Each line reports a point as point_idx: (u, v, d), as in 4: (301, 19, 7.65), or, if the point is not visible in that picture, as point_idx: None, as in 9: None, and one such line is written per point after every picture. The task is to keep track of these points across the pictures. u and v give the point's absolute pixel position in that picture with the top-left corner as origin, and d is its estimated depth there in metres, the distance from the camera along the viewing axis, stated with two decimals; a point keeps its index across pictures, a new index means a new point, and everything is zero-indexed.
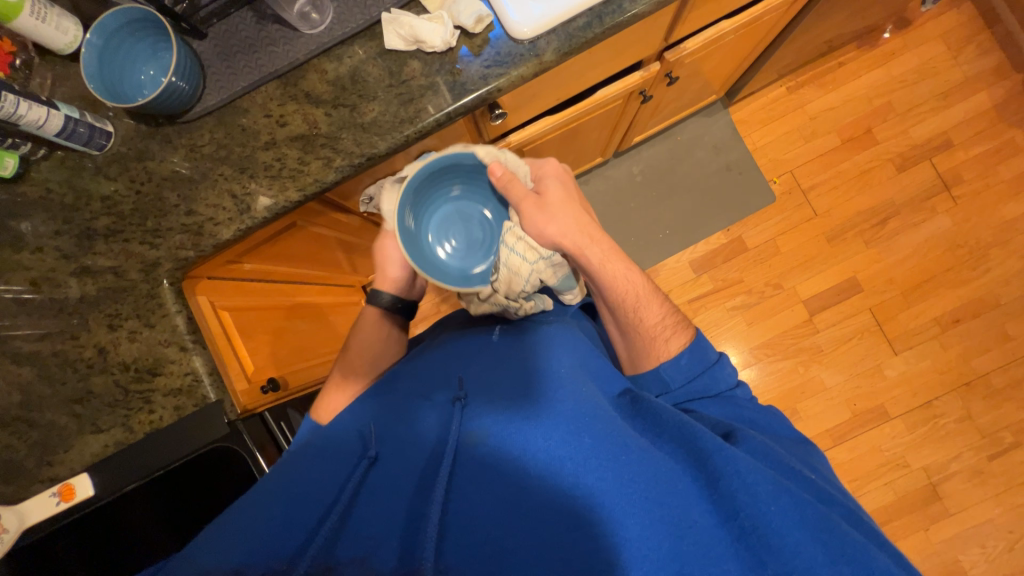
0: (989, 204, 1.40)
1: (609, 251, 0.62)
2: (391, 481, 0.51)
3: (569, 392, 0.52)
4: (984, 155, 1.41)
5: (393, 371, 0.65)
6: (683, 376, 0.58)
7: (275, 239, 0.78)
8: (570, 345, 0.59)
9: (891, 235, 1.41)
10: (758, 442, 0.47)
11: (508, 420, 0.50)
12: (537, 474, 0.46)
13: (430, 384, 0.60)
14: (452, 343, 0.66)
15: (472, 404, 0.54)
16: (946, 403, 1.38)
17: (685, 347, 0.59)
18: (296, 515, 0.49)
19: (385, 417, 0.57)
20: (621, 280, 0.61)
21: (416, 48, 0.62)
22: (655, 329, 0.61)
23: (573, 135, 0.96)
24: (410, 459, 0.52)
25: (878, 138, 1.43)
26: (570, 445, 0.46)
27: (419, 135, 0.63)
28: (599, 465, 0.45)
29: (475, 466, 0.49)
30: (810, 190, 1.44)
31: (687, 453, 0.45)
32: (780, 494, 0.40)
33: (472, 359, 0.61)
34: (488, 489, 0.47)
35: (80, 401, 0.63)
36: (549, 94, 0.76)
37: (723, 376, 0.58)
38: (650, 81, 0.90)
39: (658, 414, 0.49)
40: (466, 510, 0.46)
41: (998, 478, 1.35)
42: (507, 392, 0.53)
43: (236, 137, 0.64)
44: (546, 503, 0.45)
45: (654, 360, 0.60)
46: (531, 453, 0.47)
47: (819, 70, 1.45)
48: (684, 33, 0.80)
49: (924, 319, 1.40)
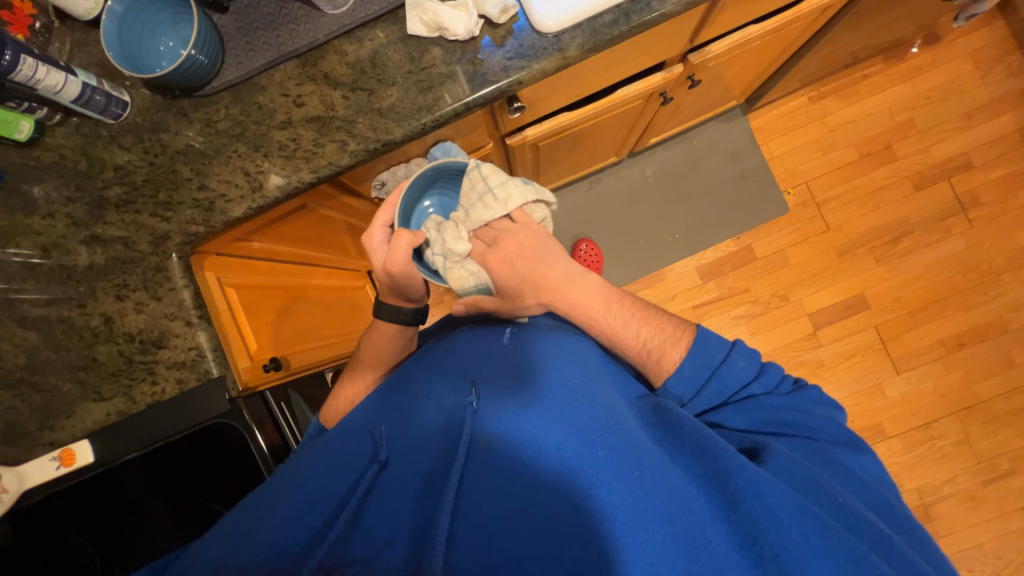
0: (1006, 229, 1.38)
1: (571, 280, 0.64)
2: (400, 482, 0.51)
3: (582, 403, 0.52)
4: (1004, 178, 1.39)
5: (403, 371, 0.65)
6: (690, 387, 0.57)
7: (285, 220, 0.78)
8: (581, 354, 0.59)
9: (902, 254, 1.40)
10: (785, 459, 0.46)
11: (519, 425, 0.50)
12: (548, 482, 0.47)
13: (441, 384, 0.59)
14: (464, 342, 0.65)
15: (484, 406, 0.53)
16: (946, 425, 1.37)
17: (685, 355, 0.58)
18: (307, 511, 0.50)
19: (394, 418, 0.58)
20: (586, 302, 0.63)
21: (438, 35, 0.61)
22: (649, 343, 0.60)
23: (589, 132, 0.95)
24: (420, 459, 0.53)
25: (898, 154, 1.41)
26: (583, 456, 0.47)
27: (436, 124, 0.62)
28: (613, 478, 0.45)
29: (485, 470, 0.49)
30: (824, 203, 1.42)
31: (705, 470, 0.45)
32: (802, 518, 0.41)
33: (484, 359, 0.61)
34: (497, 494, 0.48)
35: (85, 368, 0.64)
36: (568, 91, 0.75)
37: (735, 374, 0.57)
38: (672, 83, 0.88)
39: (672, 431, 0.49)
40: (475, 515, 0.47)
41: (991, 503, 1.35)
42: (519, 395, 0.53)
43: (252, 114, 0.64)
44: (555, 514, 0.45)
45: (659, 376, 0.59)
46: (542, 460, 0.48)
47: (842, 82, 1.43)
48: (710, 35, 0.79)
49: (929, 340, 1.39)
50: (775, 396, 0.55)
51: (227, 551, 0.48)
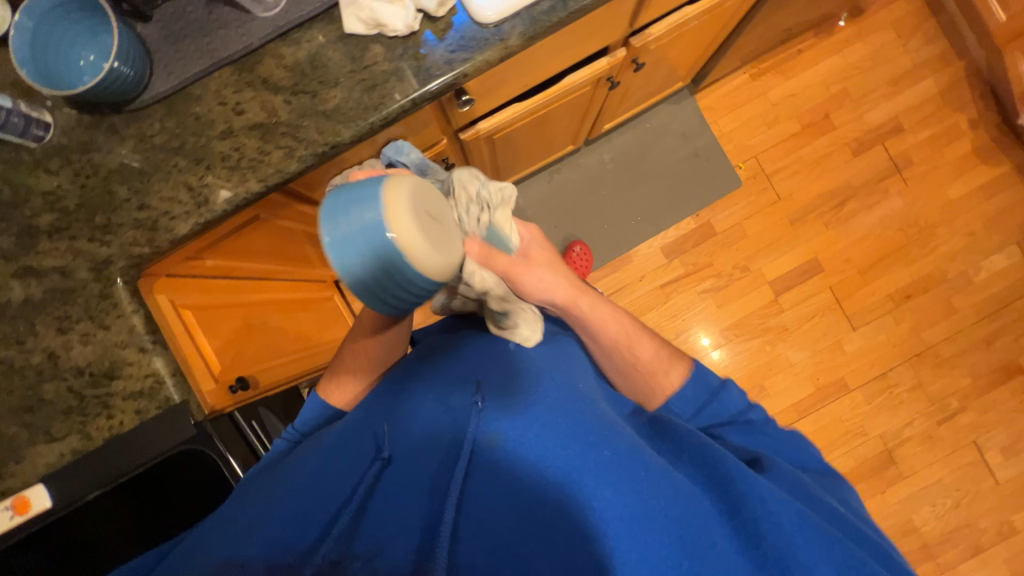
0: (937, 185, 1.47)
1: (595, 298, 0.65)
2: (402, 483, 0.52)
3: (588, 408, 0.54)
4: (931, 138, 1.48)
5: (407, 368, 0.63)
6: (692, 406, 0.62)
7: (238, 234, 0.76)
8: (572, 356, 0.63)
9: (848, 216, 1.48)
10: (785, 472, 0.50)
11: (523, 426, 0.51)
12: (553, 481, 0.48)
13: (445, 383, 0.59)
14: (463, 343, 0.65)
15: (489, 409, 0.53)
16: (900, 373, 1.47)
17: (686, 379, 0.63)
18: (310, 512, 0.51)
19: (395, 417, 0.58)
20: (610, 321, 0.64)
21: (377, 32, 0.60)
22: (653, 363, 0.64)
23: (542, 121, 0.96)
24: (422, 461, 0.53)
25: (836, 123, 1.49)
26: (588, 458, 0.48)
27: (385, 122, 0.61)
28: (616, 482, 0.46)
29: (489, 469, 0.50)
30: (773, 174, 1.48)
31: (706, 477, 0.48)
32: (804, 527, 0.43)
33: (485, 360, 0.60)
34: (501, 492, 0.49)
35: (31, 409, 0.60)
36: (518, 79, 0.75)
37: (731, 400, 0.61)
38: (617, 67, 0.90)
39: (681, 442, 0.51)
40: (478, 513, 0.48)
41: (945, 441, 1.47)
42: (523, 399, 0.54)
43: (189, 126, 0.61)
44: (559, 513, 0.46)
45: (661, 397, 0.62)
46: (548, 460, 0.49)
47: (780, 57, 1.49)
48: (648, 18, 0.81)
49: (879, 296, 1.48)
50: (771, 426, 0.59)
51: (224, 549, 0.48)
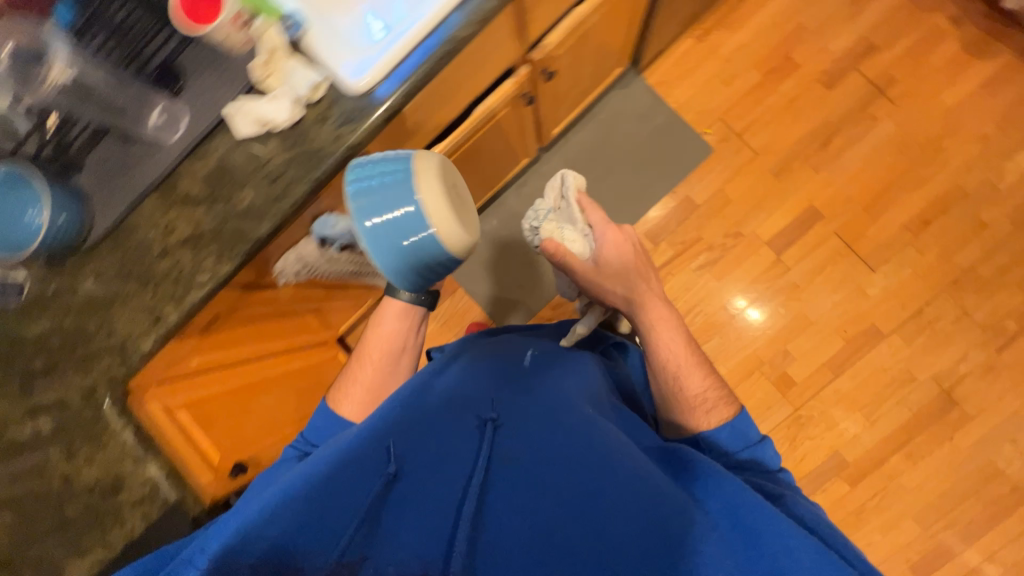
0: (929, 97, 1.35)
1: (663, 315, 0.84)
2: (423, 491, 0.54)
3: (603, 432, 0.62)
4: (910, 49, 1.36)
5: (426, 376, 0.70)
6: (730, 447, 0.74)
7: (210, 333, 0.82)
8: (582, 385, 0.73)
9: (837, 154, 1.38)
10: (800, 508, 0.63)
11: (541, 443, 0.59)
12: (575, 495, 0.54)
13: (467, 398, 0.65)
14: (481, 366, 0.73)
15: (507, 427, 0.61)
16: (939, 306, 1.34)
17: (724, 423, 0.76)
18: (335, 517, 0.52)
19: (415, 425, 0.60)
20: (670, 339, 0.82)
21: (269, 129, 0.64)
22: (700, 396, 0.79)
23: (472, 152, 0.97)
24: (445, 469, 0.56)
25: (799, 62, 1.40)
26: (607, 478, 0.55)
27: (295, 208, 0.65)
28: (630, 498, 0.54)
29: (510, 478, 0.55)
30: (744, 131, 1.41)
31: (724, 503, 0.57)
32: (812, 549, 0.52)
33: (502, 384, 0.69)
34: (521, 501, 0.54)
35: (58, 530, 0.67)
36: (425, 126, 0.78)
37: (767, 456, 0.74)
38: (528, 83, 0.90)
39: (693, 471, 0.61)
40: (496, 514, 0.52)
41: (1011, 368, 1.32)
42: (540, 422, 0.62)
43: (134, 253, 0.68)
44: (577, 521, 0.52)
45: (699, 424, 0.77)
46: (571, 477, 0.56)
47: (721, 12, 1.43)
48: (539, 31, 0.81)
49: (895, 229, 1.36)
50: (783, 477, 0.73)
51: (255, 553, 0.49)
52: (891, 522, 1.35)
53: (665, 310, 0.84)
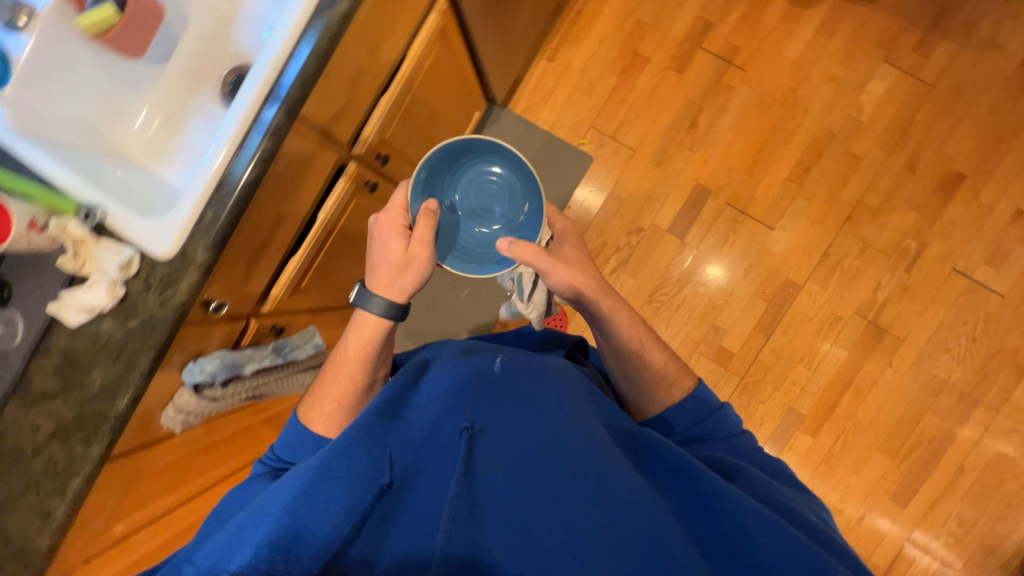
0: (773, 55, 1.41)
1: (616, 304, 0.83)
2: (402, 502, 0.57)
3: (577, 430, 0.61)
4: (742, 16, 1.42)
5: (400, 386, 0.68)
6: (689, 420, 0.77)
7: (124, 498, 0.83)
8: (557, 373, 0.71)
9: (707, 130, 1.43)
10: (761, 483, 0.62)
11: (514, 446, 0.60)
12: (544, 495, 0.55)
13: (443, 407, 0.64)
14: (455, 367, 0.70)
15: (483, 433, 0.61)
16: (842, 244, 1.38)
17: (687, 395, 0.79)
18: (322, 529, 0.55)
19: (396, 439, 0.62)
20: (626, 328, 0.82)
21: (98, 312, 0.67)
22: (660, 375, 0.82)
23: (339, 245, 1.01)
24: (424, 479, 0.59)
25: (647, 55, 1.45)
26: (574, 480, 0.56)
27: (145, 376, 0.68)
28: (602, 502, 0.54)
29: (483, 481, 0.57)
30: (616, 133, 1.46)
31: (692, 492, 0.58)
32: (778, 535, 0.52)
33: (478, 384, 0.67)
34: (492, 503, 0.56)
35: None
36: (268, 246, 0.81)
37: (728, 422, 0.77)
38: (365, 172, 0.94)
39: (666, 471, 0.60)
40: (473, 510, 0.55)
41: (925, 283, 1.36)
42: (516, 424, 0.62)
43: (7, 460, 0.69)
44: (548, 515, 0.54)
45: (660, 404, 0.80)
46: (540, 478, 0.57)
47: (563, 29, 1.48)
48: (352, 130, 0.85)
49: (780, 184, 1.40)
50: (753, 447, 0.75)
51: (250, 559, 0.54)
52: (860, 460, 1.38)
53: (618, 301, 0.83)
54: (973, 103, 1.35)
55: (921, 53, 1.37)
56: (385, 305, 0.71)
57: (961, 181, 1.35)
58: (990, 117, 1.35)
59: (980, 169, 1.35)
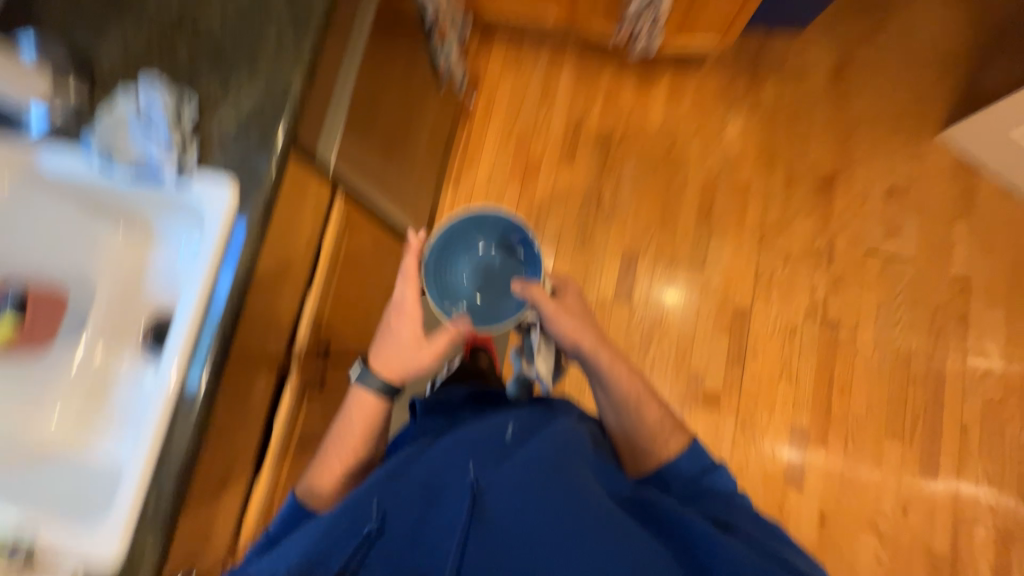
0: (641, 128, 1.61)
1: (615, 356, 0.81)
2: (412, 555, 0.61)
3: (577, 480, 0.64)
4: (604, 105, 1.63)
5: (411, 456, 0.71)
6: (683, 476, 0.75)
7: None
8: (561, 429, 0.72)
9: (613, 203, 1.56)
10: (749, 539, 0.65)
11: (517, 494, 0.63)
12: (545, 540, 0.59)
13: (454, 469, 0.67)
14: (466, 431, 0.73)
15: (489, 485, 0.64)
16: (766, 262, 1.50)
17: (683, 450, 0.77)
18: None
19: (405, 496, 0.65)
20: (624, 380, 0.80)
21: None
22: (658, 427, 0.79)
23: (303, 443, 0.97)
24: (430, 530, 0.63)
25: (538, 159, 1.61)
26: (574, 526, 0.59)
27: None
28: (604, 546, 0.58)
29: (488, 528, 0.61)
30: (536, 230, 1.56)
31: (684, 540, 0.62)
32: None
33: (485, 445, 0.70)
34: (495, 551, 0.59)
35: None
36: (228, 481, 0.79)
37: (722, 481, 0.75)
38: (311, 366, 0.94)
39: (662, 518, 0.64)
40: (481, 556, 0.59)
41: (848, 271, 1.48)
42: (523, 475, 0.64)
43: None
44: (545, 551, 0.58)
45: (658, 457, 0.76)
46: (541, 527, 0.60)
47: (459, 159, 1.63)
48: (285, 339, 0.86)
49: (693, 227, 1.53)
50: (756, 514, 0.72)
51: None
52: (875, 453, 1.39)
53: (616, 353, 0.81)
54: (812, 117, 1.58)
55: (757, 91, 1.61)
56: (380, 386, 0.78)
57: (835, 179, 1.54)
58: (832, 123, 1.57)
59: (844, 165, 1.55)
